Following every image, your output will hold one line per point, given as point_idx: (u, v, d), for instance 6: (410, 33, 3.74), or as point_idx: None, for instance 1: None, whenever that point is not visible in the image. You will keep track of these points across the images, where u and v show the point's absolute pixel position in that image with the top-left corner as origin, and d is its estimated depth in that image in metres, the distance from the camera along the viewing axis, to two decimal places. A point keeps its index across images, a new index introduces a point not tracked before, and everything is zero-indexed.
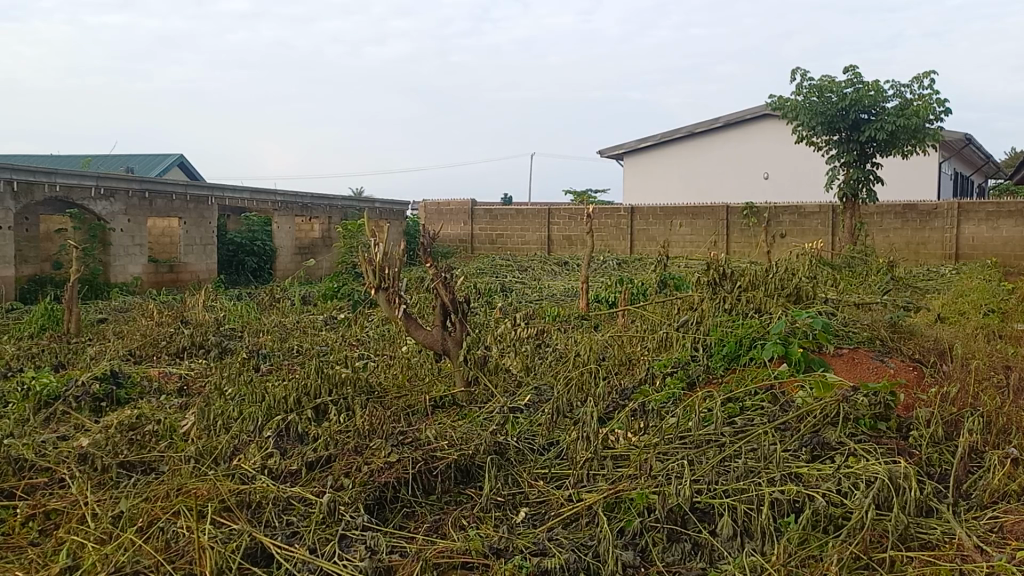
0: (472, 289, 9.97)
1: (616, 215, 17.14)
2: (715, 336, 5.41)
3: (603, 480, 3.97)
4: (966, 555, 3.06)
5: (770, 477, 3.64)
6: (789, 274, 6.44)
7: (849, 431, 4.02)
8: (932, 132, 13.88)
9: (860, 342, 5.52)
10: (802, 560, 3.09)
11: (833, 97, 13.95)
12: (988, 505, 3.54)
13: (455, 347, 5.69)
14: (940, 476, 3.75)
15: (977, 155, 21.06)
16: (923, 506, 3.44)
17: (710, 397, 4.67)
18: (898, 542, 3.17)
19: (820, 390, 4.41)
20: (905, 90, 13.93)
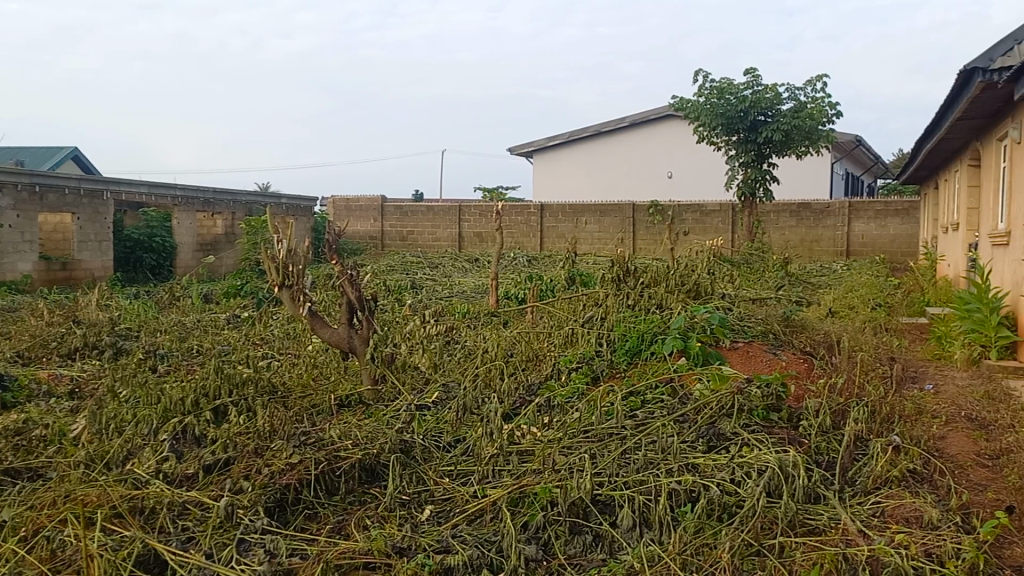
0: (380, 287, 9.87)
1: (526, 212, 17.25)
2: (619, 331, 5.50)
3: (508, 475, 3.99)
4: (850, 539, 3.18)
5: (668, 468, 3.74)
6: (690, 270, 6.61)
7: (743, 421, 4.17)
8: (825, 133, 14.62)
9: (755, 336, 5.71)
10: (696, 548, 3.17)
11: (733, 99, 14.39)
12: (872, 490, 3.71)
13: (361, 345, 5.62)
14: (828, 463, 3.91)
15: (867, 157, 22.22)
16: (811, 493, 3.58)
17: (613, 391, 4.76)
18: (787, 528, 3.30)
19: (717, 383, 4.56)
20: (799, 93, 14.57)
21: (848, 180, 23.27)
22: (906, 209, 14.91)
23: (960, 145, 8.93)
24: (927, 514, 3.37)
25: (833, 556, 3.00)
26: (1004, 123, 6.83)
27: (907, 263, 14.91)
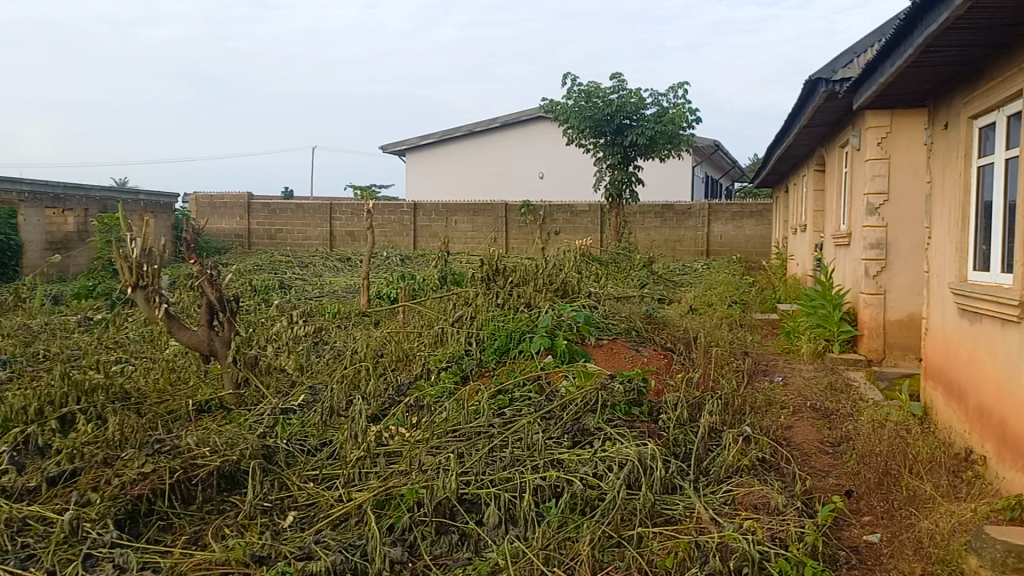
0: (245, 287, 9.54)
1: (399, 210, 17.11)
2: (488, 330, 5.52)
3: (374, 477, 3.93)
4: (703, 527, 3.32)
5: (534, 464, 3.79)
6: (558, 269, 6.72)
7: (606, 416, 4.28)
8: (686, 137, 15.31)
9: (619, 333, 5.87)
10: (559, 542, 3.23)
11: (599, 103, 14.73)
12: (724, 479, 3.89)
13: (222, 347, 5.41)
14: (684, 455, 4.08)
15: (726, 161, 23.31)
16: (669, 484, 3.72)
17: (482, 389, 4.77)
18: (645, 518, 3.41)
19: (581, 379, 4.67)
20: (663, 99, 15.12)
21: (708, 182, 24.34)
22: (760, 211, 15.73)
23: (807, 151, 9.48)
24: (773, 500, 3.56)
25: (687, 544, 3.12)
26: (846, 131, 7.30)
27: (761, 261, 15.76)
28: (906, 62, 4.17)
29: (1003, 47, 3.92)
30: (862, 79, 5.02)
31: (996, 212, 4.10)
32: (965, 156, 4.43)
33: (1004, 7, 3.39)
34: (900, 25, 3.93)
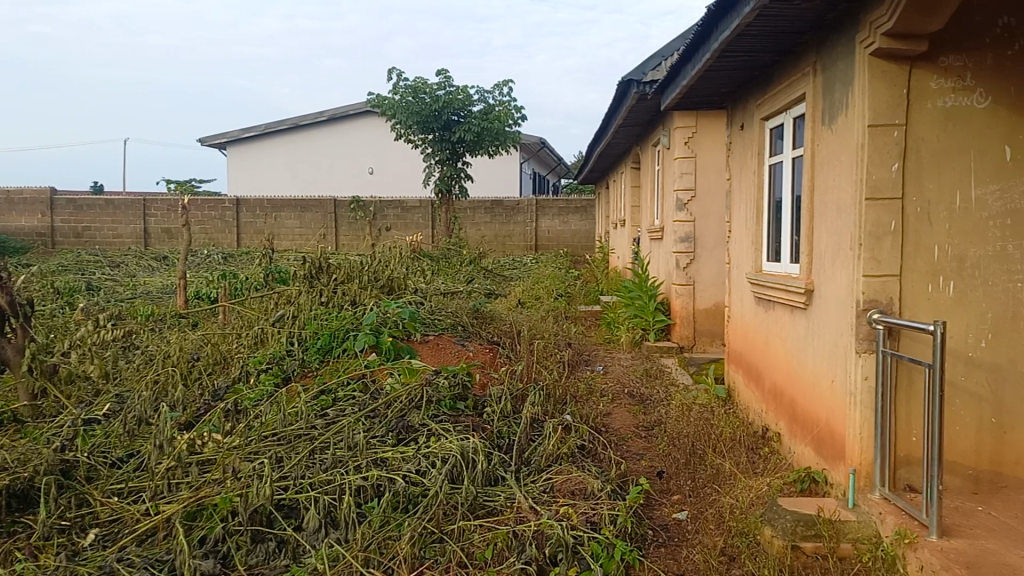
0: (44, 289, 8.80)
1: (220, 207, 16.47)
2: (310, 328, 5.38)
3: (186, 488, 3.73)
4: (522, 516, 3.38)
5: (356, 464, 3.72)
6: (385, 265, 6.66)
7: (431, 412, 4.26)
8: (512, 135, 15.70)
9: (444, 328, 5.90)
10: (379, 542, 3.18)
11: (426, 99, 14.70)
12: (545, 467, 3.99)
13: (15, 356, 4.95)
14: (508, 446, 4.14)
15: (552, 158, 24.06)
16: (491, 476, 3.76)
17: (304, 390, 4.64)
18: (467, 511, 3.42)
19: (406, 376, 4.64)
20: (489, 95, 15.35)
21: (535, 179, 25.04)
22: (584, 207, 16.74)
23: (624, 149, 9.89)
24: (589, 486, 3.69)
25: (505, 535, 3.18)
26: (657, 130, 7.66)
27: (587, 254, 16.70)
28: (705, 65, 4.42)
29: (788, 54, 4.24)
30: (668, 81, 5.28)
31: (785, 207, 4.45)
32: (758, 155, 4.77)
33: (786, 16, 3.66)
34: (698, 30, 4.16)
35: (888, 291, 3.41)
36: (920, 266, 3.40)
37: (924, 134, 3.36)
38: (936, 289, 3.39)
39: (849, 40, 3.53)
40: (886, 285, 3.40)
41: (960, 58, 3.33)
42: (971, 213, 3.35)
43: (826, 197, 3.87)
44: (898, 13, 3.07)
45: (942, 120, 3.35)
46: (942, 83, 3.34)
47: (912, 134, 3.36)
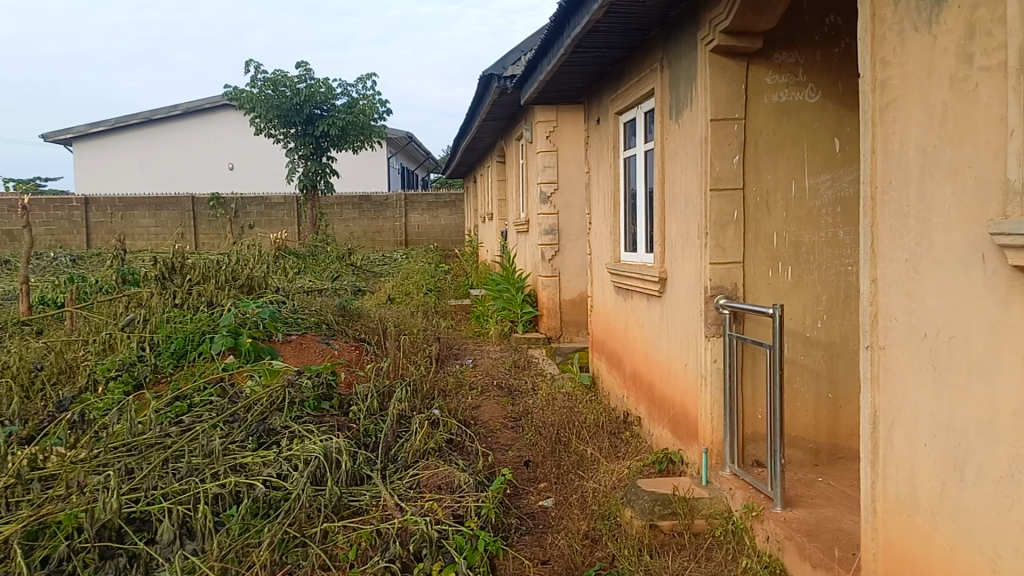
0: None
1: (67, 205, 15.93)
2: (163, 333, 5.13)
3: (25, 505, 3.41)
4: (387, 513, 3.36)
5: (213, 472, 3.56)
6: (243, 263, 6.47)
7: (294, 414, 4.15)
8: (378, 129, 15.60)
9: (309, 327, 5.79)
10: (238, 551, 3.08)
11: (287, 92, 14.37)
12: (412, 463, 3.97)
13: None
14: (374, 445, 4.10)
15: (419, 153, 24.15)
16: (356, 476, 3.71)
17: (157, 397, 4.43)
18: (331, 513, 3.37)
19: (267, 378, 4.52)
20: (351, 89, 15.18)
21: (404, 174, 25.01)
22: (452, 202, 17.64)
23: (489, 144, 9.97)
24: (457, 480, 3.70)
25: (369, 534, 3.15)
26: (519, 125, 7.78)
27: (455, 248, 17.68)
28: (559, 60, 4.50)
29: (637, 50, 4.38)
30: (526, 76, 5.35)
31: (639, 199, 4.61)
32: (613, 149, 4.91)
33: (633, 13, 3.77)
34: (551, 25, 4.24)
35: (733, 278, 3.61)
36: (760, 252, 3.61)
37: (761, 127, 3.56)
38: (776, 274, 3.62)
39: (692, 37, 3.69)
40: (731, 272, 3.60)
41: (792, 55, 3.54)
42: (805, 201, 3.59)
43: (676, 189, 4.03)
44: (734, 12, 3.22)
45: (777, 114, 3.56)
46: (776, 79, 3.55)
47: (751, 127, 3.55)
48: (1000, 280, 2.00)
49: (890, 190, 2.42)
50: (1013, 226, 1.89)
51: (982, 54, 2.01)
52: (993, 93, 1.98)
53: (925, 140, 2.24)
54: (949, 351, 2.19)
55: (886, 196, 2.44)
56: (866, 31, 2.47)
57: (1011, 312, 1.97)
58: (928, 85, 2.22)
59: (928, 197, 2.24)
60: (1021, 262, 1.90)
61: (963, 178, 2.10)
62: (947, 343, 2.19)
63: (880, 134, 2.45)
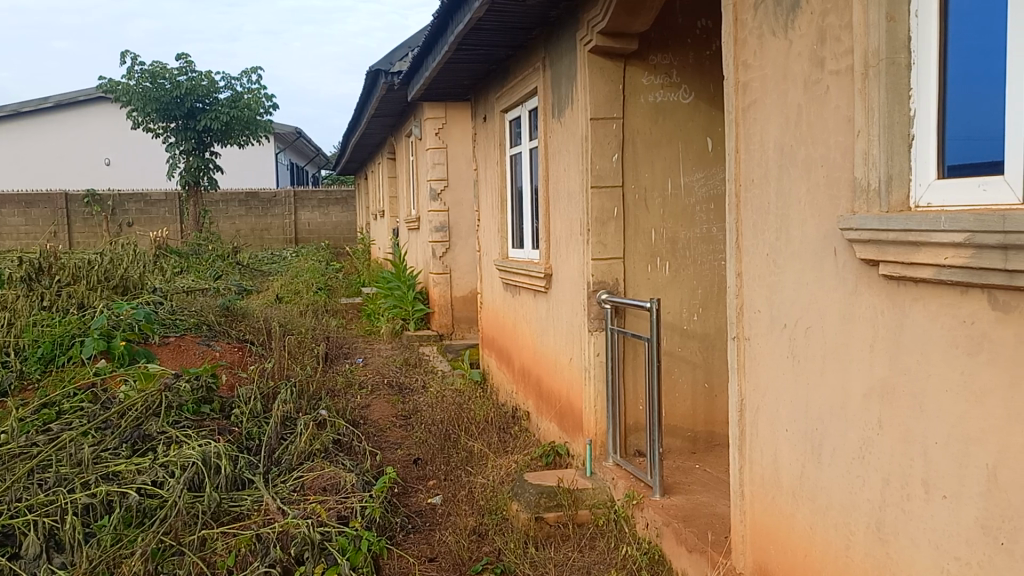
0: None
1: None
2: (28, 337, 4.84)
3: None
4: (269, 518, 3.29)
5: (83, 481, 3.38)
6: (116, 263, 6.18)
7: (171, 419, 4.01)
8: (264, 124, 15.21)
9: (188, 328, 5.59)
10: (110, 563, 2.95)
11: (166, 85, 13.86)
12: (296, 466, 3.90)
13: None
14: (257, 448, 4.01)
15: (308, 149, 23.71)
16: (237, 480, 3.62)
17: (22, 405, 4.18)
18: (210, 519, 3.27)
19: (142, 383, 4.35)
20: (236, 83, 14.76)
21: (293, 171, 24.50)
22: (343, 199, 17.46)
23: (379, 141, 9.88)
24: (343, 481, 3.66)
25: (248, 539, 3.07)
26: (408, 122, 7.74)
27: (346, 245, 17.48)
28: (444, 57, 4.50)
29: (521, 49, 4.43)
30: (412, 72, 5.33)
31: (525, 196, 4.67)
32: (499, 146, 4.96)
33: (514, 11, 3.81)
34: (434, 21, 4.23)
35: (614, 273, 3.70)
36: (640, 248, 3.73)
37: (639, 126, 3.68)
38: (654, 269, 3.74)
39: (572, 37, 3.76)
40: (612, 267, 3.69)
41: (666, 57, 3.66)
42: (680, 199, 3.73)
43: (559, 186, 4.10)
44: (610, 13, 3.30)
45: (653, 113, 3.68)
46: (652, 79, 3.67)
47: (628, 126, 3.66)
48: (849, 272, 2.13)
49: (752, 188, 2.54)
50: (858, 221, 2.01)
51: (831, 59, 2.13)
52: (841, 96, 2.10)
53: (783, 140, 2.36)
54: (807, 340, 2.32)
55: (750, 193, 2.55)
56: (729, 34, 2.59)
57: (859, 302, 2.11)
58: (785, 87, 2.33)
59: (786, 194, 2.36)
60: (866, 255, 2.03)
61: (816, 176, 2.22)
62: (805, 333, 2.32)
63: (743, 134, 2.56)
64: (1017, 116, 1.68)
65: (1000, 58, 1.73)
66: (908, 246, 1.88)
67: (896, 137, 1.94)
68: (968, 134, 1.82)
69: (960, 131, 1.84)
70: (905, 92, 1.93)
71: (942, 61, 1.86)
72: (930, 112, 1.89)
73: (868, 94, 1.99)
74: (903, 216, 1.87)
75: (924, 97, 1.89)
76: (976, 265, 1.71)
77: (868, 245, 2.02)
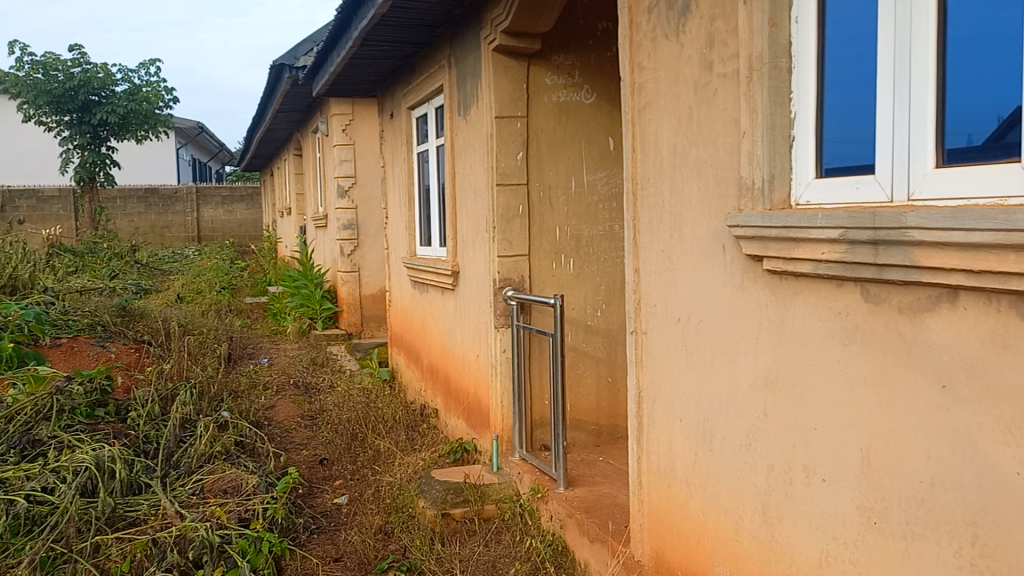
0: None
1: None
2: None
3: None
4: (166, 522, 3.20)
5: None
6: (3, 262, 5.88)
7: (63, 423, 3.84)
8: (165, 119, 14.74)
9: (81, 329, 5.38)
10: None
11: (59, 77, 13.29)
12: (196, 469, 3.80)
13: None
14: (154, 451, 3.89)
15: (212, 145, 23.10)
16: (134, 485, 3.51)
17: None
18: (104, 525, 3.15)
19: (31, 386, 4.16)
20: (134, 75, 14.26)
21: (197, 167, 23.83)
22: (249, 196, 17.11)
23: (284, 137, 9.71)
24: (245, 483, 3.59)
25: (144, 544, 2.98)
26: (315, 118, 7.65)
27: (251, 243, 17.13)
28: (348, 53, 4.47)
29: (426, 46, 4.43)
30: (317, 68, 5.25)
31: (433, 194, 4.68)
32: (406, 144, 4.95)
33: (418, 9, 3.81)
34: (338, 17, 4.19)
35: (519, 270, 3.75)
36: (545, 245, 3.78)
37: (543, 125, 3.74)
38: (559, 266, 3.80)
39: (476, 36, 3.79)
40: (518, 264, 3.74)
41: (569, 58, 3.73)
42: (584, 197, 3.80)
43: (466, 184, 4.13)
44: (512, 13, 3.35)
45: (556, 113, 3.74)
46: (555, 79, 3.73)
47: (532, 125, 3.71)
48: (737, 268, 2.23)
49: (648, 186, 2.61)
50: (744, 218, 2.10)
51: (718, 62, 2.22)
52: (728, 99, 2.19)
53: (676, 140, 2.44)
54: (699, 333, 2.40)
55: (646, 192, 2.63)
56: (625, 36, 2.66)
57: (746, 296, 2.20)
58: (676, 89, 2.42)
59: (679, 192, 2.45)
60: (751, 250, 2.12)
61: (707, 176, 2.31)
62: (697, 326, 2.41)
63: (639, 134, 2.64)
64: (885, 120, 1.80)
65: (870, 65, 1.84)
66: (789, 242, 1.98)
67: (778, 138, 2.04)
68: (843, 137, 1.93)
69: (835, 134, 1.94)
70: (786, 95, 2.03)
71: (819, 67, 1.96)
72: (809, 116, 1.99)
73: (752, 96, 2.08)
74: (784, 214, 1.97)
75: (804, 101, 2.00)
76: (850, 260, 1.82)
77: (753, 241, 2.11)
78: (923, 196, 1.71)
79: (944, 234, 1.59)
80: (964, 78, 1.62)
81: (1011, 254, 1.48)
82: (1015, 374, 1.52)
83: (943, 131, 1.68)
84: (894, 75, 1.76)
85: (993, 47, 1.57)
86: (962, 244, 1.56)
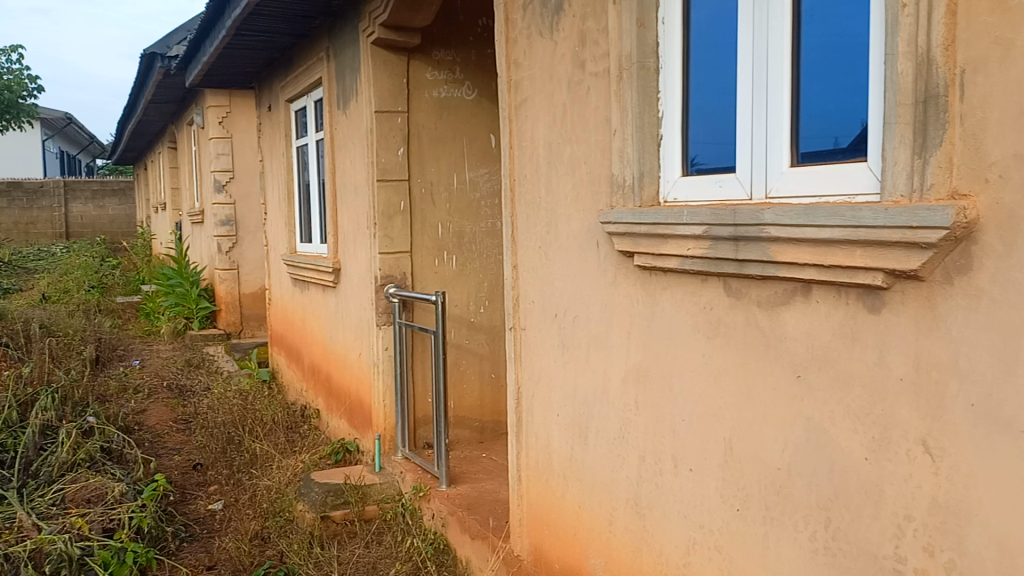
0: None
1: None
2: None
3: None
4: (21, 535, 3.00)
5: None
6: None
7: None
8: (27, 108, 13.88)
9: None
10: None
11: None
12: (57, 478, 3.58)
13: None
14: (10, 461, 3.64)
15: (81, 136, 21.91)
16: None
17: None
18: None
19: None
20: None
21: (65, 159, 22.55)
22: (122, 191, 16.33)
23: (158, 129, 9.31)
24: (110, 491, 3.41)
25: None
26: (190, 110, 7.36)
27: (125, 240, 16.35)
28: (222, 42, 4.31)
29: (305, 37, 4.33)
30: (190, 57, 5.05)
31: (312, 190, 4.57)
32: (285, 137, 4.82)
33: None
34: (210, 5, 4.03)
35: (401, 266, 3.70)
36: (426, 242, 3.75)
37: (423, 121, 3.71)
38: (441, 263, 3.78)
39: (355, 29, 3.73)
40: (399, 261, 3.70)
41: (449, 54, 3.72)
42: (466, 193, 3.79)
43: (346, 179, 4.05)
44: (391, 7, 3.31)
45: (437, 109, 3.72)
46: (436, 75, 3.70)
47: (413, 120, 3.68)
48: (610, 264, 2.26)
49: (525, 183, 2.63)
50: (616, 215, 2.14)
51: (590, 61, 2.25)
52: (600, 97, 2.23)
53: (551, 137, 2.47)
54: (574, 329, 2.43)
55: (522, 189, 2.64)
56: (501, 33, 2.66)
57: (618, 292, 2.24)
58: (551, 87, 2.44)
59: (555, 189, 2.47)
60: (623, 247, 2.16)
61: (580, 173, 2.34)
62: (573, 322, 2.43)
63: (516, 131, 2.65)
64: (744, 120, 1.86)
65: (730, 68, 1.91)
66: (657, 238, 2.03)
67: (647, 137, 2.09)
68: (706, 137, 1.99)
69: (700, 134, 2.00)
70: (654, 94, 2.08)
71: (684, 68, 2.02)
72: (675, 115, 2.05)
73: (622, 96, 2.12)
74: (653, 211, 2.02)
75: (670, 101, 2.05)
76: (713, 255, 1.88)
77: (624, 238, 2.15)
78: (779, 194, 1.78)
79: (798, 231, 1.66)
80: (815, 82, 1.70)
81: (857, 249, 1.56)
82: (862, 363, 1.62)
83: (797, 131, 1.76)
84: (752, 78, 1.83)
85: (840, 53, 1.65)
86: (814, 240, 1.63)
